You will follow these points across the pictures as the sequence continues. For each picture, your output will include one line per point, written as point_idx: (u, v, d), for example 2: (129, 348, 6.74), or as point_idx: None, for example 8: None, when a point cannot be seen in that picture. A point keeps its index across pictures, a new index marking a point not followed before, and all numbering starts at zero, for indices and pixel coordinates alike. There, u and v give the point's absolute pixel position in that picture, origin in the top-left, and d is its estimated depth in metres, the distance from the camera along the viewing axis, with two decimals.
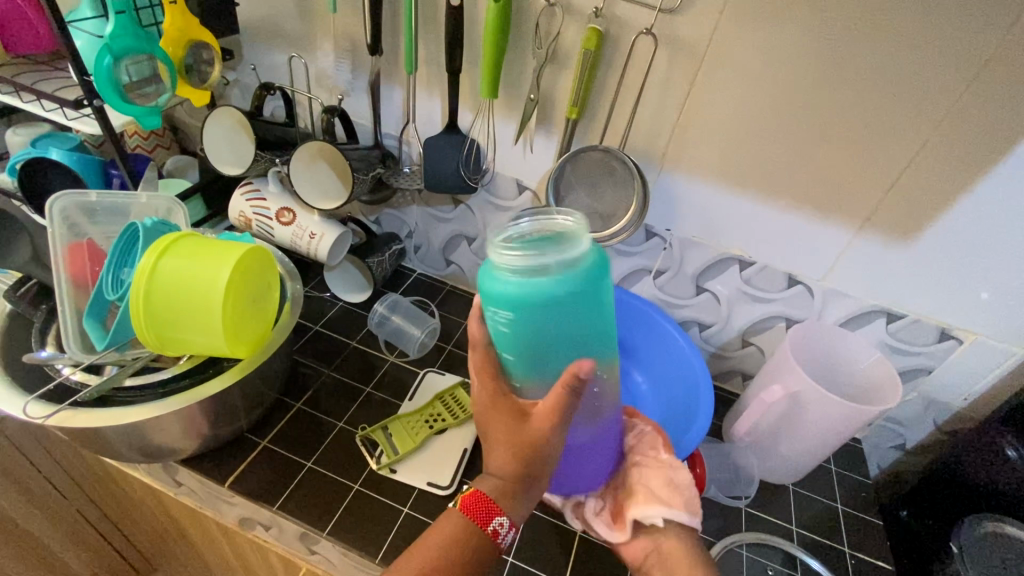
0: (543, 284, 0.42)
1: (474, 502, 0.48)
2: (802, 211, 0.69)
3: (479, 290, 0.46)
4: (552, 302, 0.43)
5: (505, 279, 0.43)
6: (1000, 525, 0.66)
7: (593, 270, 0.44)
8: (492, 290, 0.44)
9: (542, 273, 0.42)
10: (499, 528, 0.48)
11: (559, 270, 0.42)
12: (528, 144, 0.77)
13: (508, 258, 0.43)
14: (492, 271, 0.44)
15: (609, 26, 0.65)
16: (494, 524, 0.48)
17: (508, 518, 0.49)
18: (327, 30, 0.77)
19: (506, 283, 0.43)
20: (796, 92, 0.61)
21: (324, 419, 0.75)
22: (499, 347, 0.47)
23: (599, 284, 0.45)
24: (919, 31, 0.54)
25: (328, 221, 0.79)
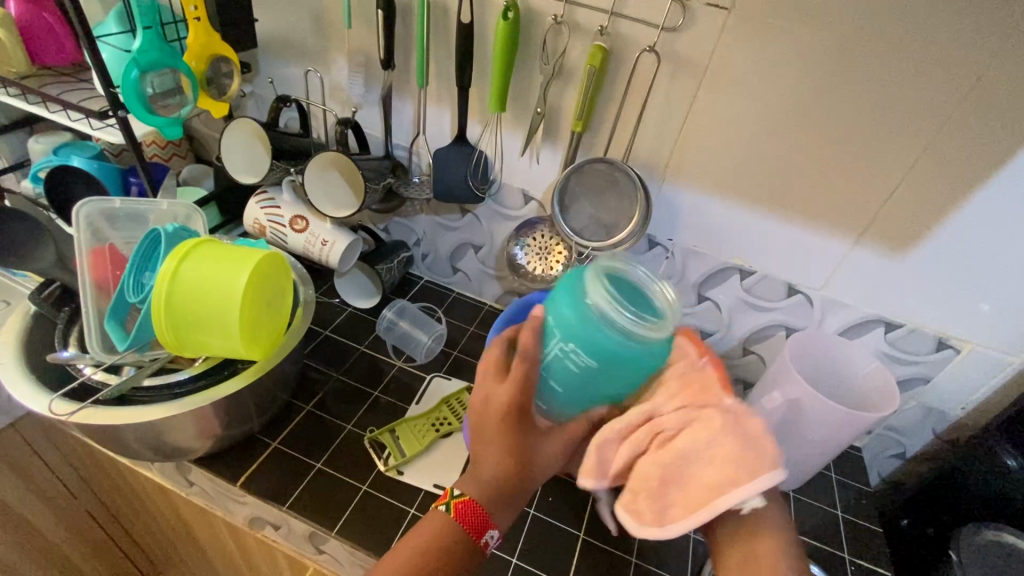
0: (619, 352, 0.44)
1: (468, 514, 0.51)
2: (801, 222, 0.71)
3: (556, 323, 0.47)
4: (613, 359, 0.45)
5: (582, 316, 0.45)
6: (1000, 534, 0.65)
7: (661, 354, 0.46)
8: (565, 319, 0.46)
9: (619, 335, 0.43)
10: (489, 540, 0.52)
11: (630, 342, 0.43)
12: (535, 155, 0.80)
13: (598, 300, 0.44)
14: (573, 300, 0.46)
15: (614, 43, 0.67)
16: (486, 537, 0.51)
17: (499, 531, 0.52)
18: (342, 45, 0.80)
19: (580, 322, 0.45)
20: (794, 108, 0.64)
21: (333, 422, 0.77)
22: (549, 375, 0.49)
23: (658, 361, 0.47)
24: (912, 50, 0.57)
25: (339, 229, 0.81)
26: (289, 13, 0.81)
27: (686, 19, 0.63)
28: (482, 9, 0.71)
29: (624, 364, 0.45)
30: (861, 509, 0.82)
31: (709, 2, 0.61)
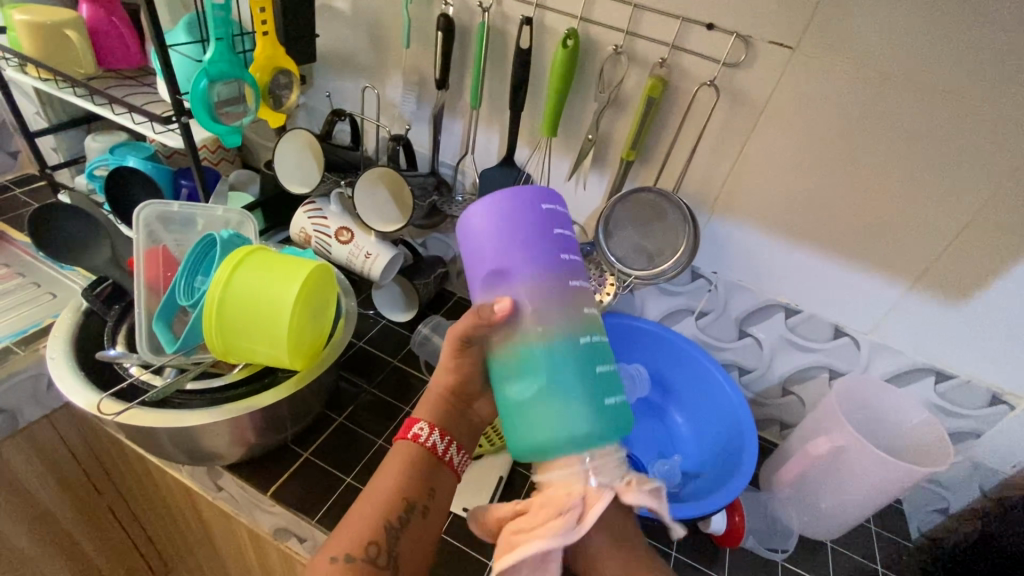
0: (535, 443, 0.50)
1: (408, 429, 0.57)
2: (851, 264, 0.70)
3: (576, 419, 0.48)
4: (533, 443, 0.49)
5: (578, 439, 0.48)
6: None
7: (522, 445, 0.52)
8: (579, 426, 0.48)
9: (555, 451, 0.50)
10: (420, 431, 0.57)
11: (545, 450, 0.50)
12: (581, 181, 0.80)
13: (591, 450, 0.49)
14: (598, 432, 0.48)
15: (672, 75, 0.67)
16: (415, 428, 0.57)
17: (425, 421, 0.57)
18: (398, 64, 0.82)
19: (574, 438, 0.48)
20: (854, 150, 0.63)
21: (363, 436, 0.76)
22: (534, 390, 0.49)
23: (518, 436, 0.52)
24: (986, 99, 0.55)
25: (383, 243, 0.81)
26: (350, 29, 0.83)
27: (748, 55, 0.63)
28: (540, 36, 0.71)
29: (527, 448, 0.50)
30: (900, 565, 0.79)
31: (773, 41, 0.61)
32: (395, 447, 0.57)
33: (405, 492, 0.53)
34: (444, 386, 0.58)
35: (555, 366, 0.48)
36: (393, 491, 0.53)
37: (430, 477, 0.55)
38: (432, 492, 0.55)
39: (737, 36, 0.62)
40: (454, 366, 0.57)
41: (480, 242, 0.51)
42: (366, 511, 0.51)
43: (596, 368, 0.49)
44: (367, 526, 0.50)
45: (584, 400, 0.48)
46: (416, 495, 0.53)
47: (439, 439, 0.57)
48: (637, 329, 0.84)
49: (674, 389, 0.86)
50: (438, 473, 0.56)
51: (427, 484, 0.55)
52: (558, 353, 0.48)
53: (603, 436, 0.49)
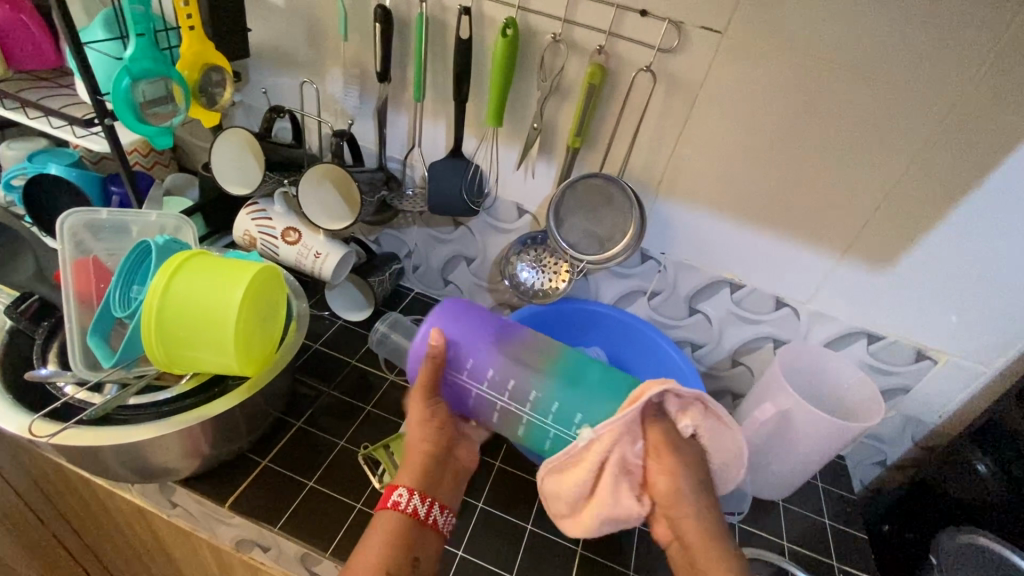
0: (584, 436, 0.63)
1: (387, 493, 0.58)
2: (787, 238, 0.74)
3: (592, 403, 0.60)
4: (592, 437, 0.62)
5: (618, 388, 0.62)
6: (974, 537, 0.67)
7: None
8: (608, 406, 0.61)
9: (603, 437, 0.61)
10: (399, 498, 0.57)
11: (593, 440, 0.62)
12: (530, 170, 0.80)
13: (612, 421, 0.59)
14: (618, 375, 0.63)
15: (611, 62, 0.68)
16: (394, 496, 0.57)
17: (405, 488, 0.58)
18: (336, 57, 0.80)
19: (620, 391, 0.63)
20: (784, 130, 0.66)
21: (325, 438, 0.75)
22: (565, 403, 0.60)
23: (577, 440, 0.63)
24: (896, 76, 0.60)
25: (332, 242, 0.79)
26: (284, 23, 0.80)
27: (681, 41, 0.65)
28: (480, 25, 0.71)
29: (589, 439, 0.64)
30: (846, 516, 0.84)
31: (703, 26, 0.63)
32: (377, 512, 0.57)
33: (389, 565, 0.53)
34: (422, 443, 0.61)
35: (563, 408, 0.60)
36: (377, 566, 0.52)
37: (412, 542, 0.56)
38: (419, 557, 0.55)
39: (669, 22, 0.64)
40: (431, 418, 0.61)
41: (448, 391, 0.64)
42: None
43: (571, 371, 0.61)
44: None
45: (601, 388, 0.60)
46: (400, 567, 0.53)
47: (420, 502, 0.57)
48: (594, 312, 0.86)
49: (634, 370, 0.88)
50: (420, 536, 0.57)
51: (413, 551, 0.55)
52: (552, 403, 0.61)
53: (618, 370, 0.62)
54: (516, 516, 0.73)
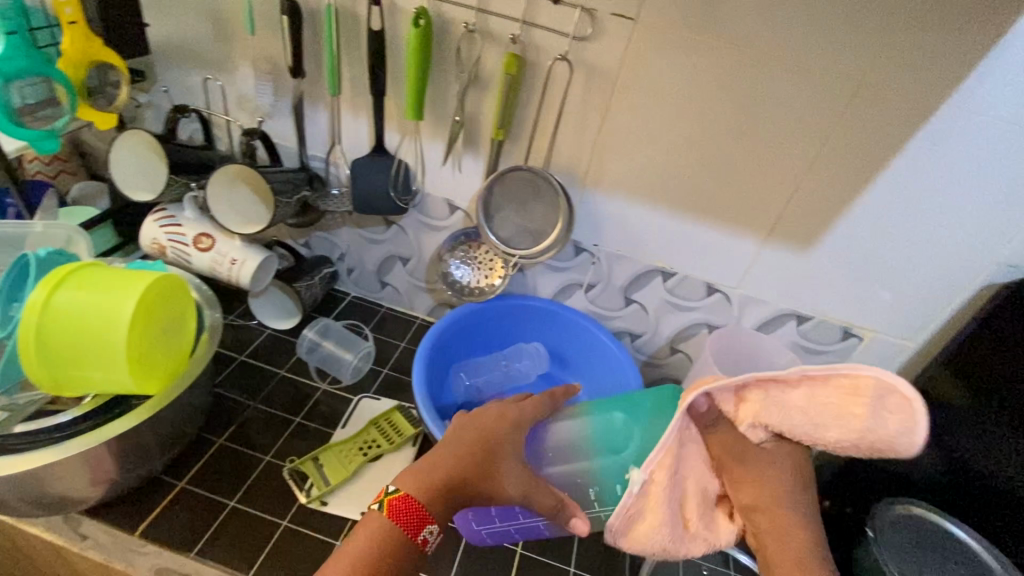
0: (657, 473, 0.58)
1: (403, 507, 0.49)
2: (714, 224, 0.74)
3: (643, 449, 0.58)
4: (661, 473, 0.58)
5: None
6: (909, 507, 0.69)
7: None
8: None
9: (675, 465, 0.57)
10: (428, 536, 0.50)
11: None
12: (456, 165, 0.78)
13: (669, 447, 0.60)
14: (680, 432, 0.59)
15: (528, 51, 0.67)
16: (425, 533, 0.50)
17: (438, 526, 0.50)
18: (246, 52, 0.75)
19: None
20: (702, 116, 0.67)
21: (249, 454, 0.71)
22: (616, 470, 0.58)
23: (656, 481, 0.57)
24: (801, 60, 0.61)
25: (250, 246, 0.75)
26: (188, 18, 0.75)
27: (595, 29, 0.64)
28: (393, 15, 0.68)
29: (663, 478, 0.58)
30: None
31: (615, 13, 0.63)
32: (381, 515, 0.49)
33: None
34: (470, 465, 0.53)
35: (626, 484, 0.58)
36: None
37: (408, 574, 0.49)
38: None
39: (581, 9, 0.63)
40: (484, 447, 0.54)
41: (473, 522, 0.65)
42: None
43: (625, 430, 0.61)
44: None
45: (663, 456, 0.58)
46: None
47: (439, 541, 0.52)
48: (531, 307, 0.84)
49: (575, 362, 0.87)
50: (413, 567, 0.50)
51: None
52: (615, 485, 0.58)
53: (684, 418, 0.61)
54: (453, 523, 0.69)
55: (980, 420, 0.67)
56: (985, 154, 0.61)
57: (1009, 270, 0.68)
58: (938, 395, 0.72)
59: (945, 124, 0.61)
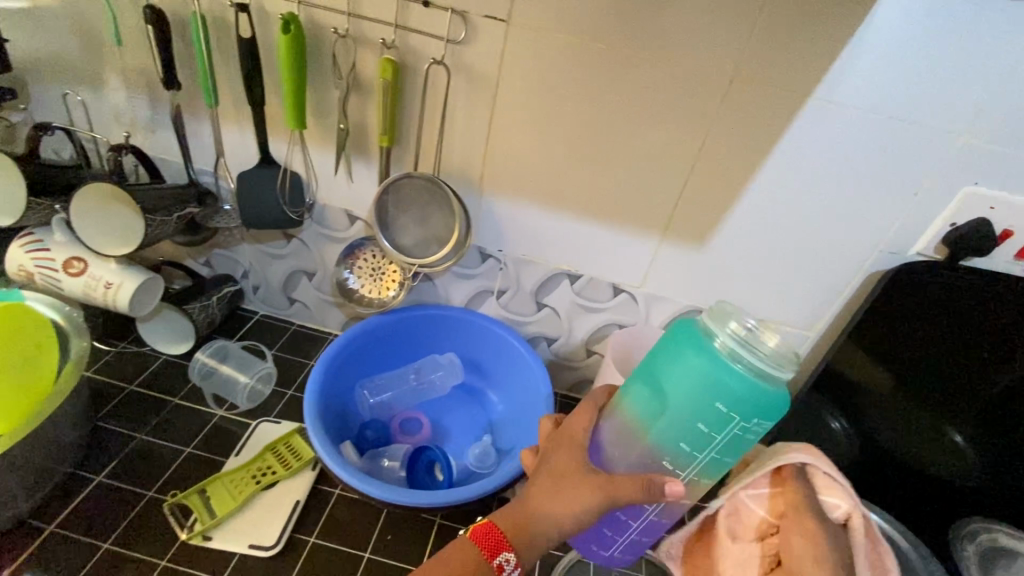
0: (737, 391, 0.45)
1: (484, 530, 0.52)
2: (612, 225, 0.74)
3: (695, 388, 0.47)
4: (737, 398, 0.46)
5: (740, 387, 0.45)
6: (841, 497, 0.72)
7: (775, 396, 0.46)
8: (733, 406, 0.46)
9: (750, 369, 0.45)
10: (505, 564, 0.51)
11: (753, 369, 0.45)
12: (349, 174, 0.75)
13: (735, 347, 0.46)
14: (707, 362, 0.46)
15: (404, 56, 0.65)
16: (501, 559, 0.51)
17: (515, 555, 0.51)
18: (115, 64, 0.71)
19: (761, 395, 0.45)
20: (585, 117, 0.66)
21: (131, 489, 0.66)
22: (688, 423, 0.48)
23: (754, 406, 0.46)
24: (670, 58, 0.61)
25: (128, 268, 0.71)
26: (49, 29, 0.71)
27: (468, 32, 0.63)
28: (263, 22, 0.66)
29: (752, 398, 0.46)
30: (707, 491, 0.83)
31: (486, 15, 0.61)
32: (465, 536, 0.52)
33: None
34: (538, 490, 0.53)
35: (687, 438, 0.49)
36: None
37: None
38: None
39: (452, 12, 0.62)
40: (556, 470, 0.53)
41: (593, 548, 0.61)
42: None
43: (660, 385, 0.49)
44: None
45: (708, 397, 0.47)
46: None
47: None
48: (439, 317, 0.82)
49: (490, 370, 0.85)
50: None
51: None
52: (679, 443, 0.50)
53: (713, 340, 0.47)
54: (352, 547, 0.65)
55: (905, 410, 0.75)
56: (856, 145, 0.63)
57: (890, 257, 0.69)
58: (863, 382, 0.76)
59: (814, 117, 0.62)
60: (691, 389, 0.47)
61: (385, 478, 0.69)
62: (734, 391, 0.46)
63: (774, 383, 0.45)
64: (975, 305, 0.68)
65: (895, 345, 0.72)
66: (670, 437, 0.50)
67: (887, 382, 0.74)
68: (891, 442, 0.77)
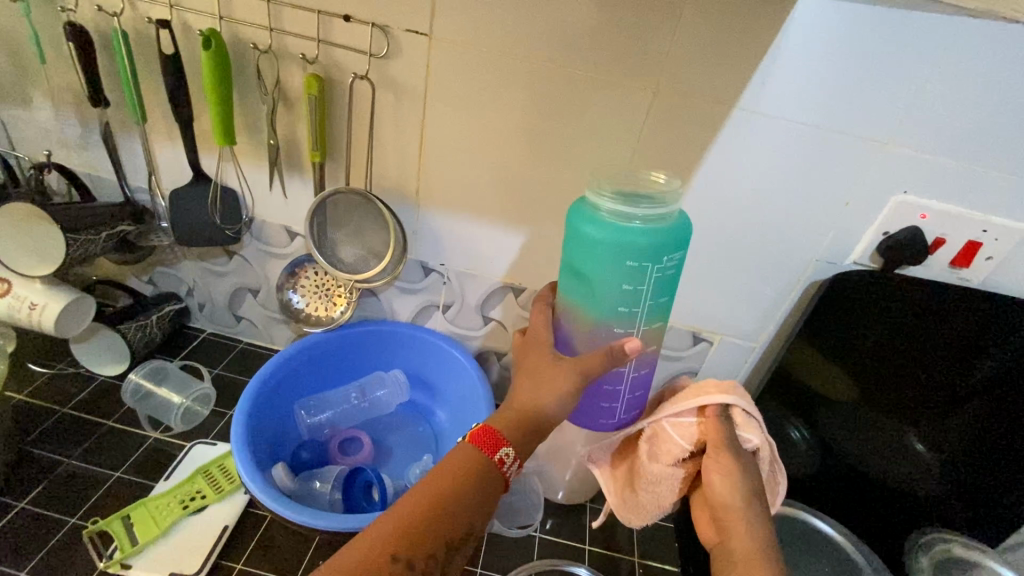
0: (640, 241, 0.50)
1: (481, 432, 0.51)
2: (551, 236, 0.73)
3: (605, 254, 0.51)
4: (642, 247, 0.50)
5: (640, 239, 0.50)
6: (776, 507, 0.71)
7: (676, 231, 0.51)
8: (642, 257, 0.51)
9: (639, 219, 0.51)
10: (505, 458, 0.51)
11: (646, 218, 0.51)
12: (284, 189, 0.74)
13: (617, 207, 0.51)
14: (604, 229, 0.51)
15: (329, 70, 0.64)
16: (501, 454, 0.51)
17: (513, 448, 0.51)
18: (41, 82, 0.70)
19: (661, 238, 0.51)
20: (515, 129, 0.66)
21: (51, 515, 0.64)
22: (614, 287, 0.52)
23: (662, 249, 0.51)
24: (593, 71, 0.60)
25: (55, 289, 0.69)
26: None
27: (391, 47, 0.62)
28: (187, 38, 0.65)
29: (653, 242, 0.50)
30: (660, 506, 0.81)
31: (408, 29, 0.61)
32: (465, 442, 0.51)
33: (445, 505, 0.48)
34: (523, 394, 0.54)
35: (622, 300, 0.53)
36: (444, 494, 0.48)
37: (484, 492, 0.49)
38: (469, 529, 0.49)
39: (374, 26, 0.61)
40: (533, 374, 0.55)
41: (601, 423, 0.59)
42: (386, 531, 0.46)
43: (581, 268, 0.54)
44: (378, 552, 0.45)
45: (619, 259, 0.51)
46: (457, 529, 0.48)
47: (519, 469, 0.52)
48: (382, 332, 0.81)
49: (437, 385, 0.84)
50: (492, 485, 0.50)
51: (475, 511, 0.49)
52: (618, 308, 0.54)
53: (602, 211, 0.52)
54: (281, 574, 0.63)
55: (869, 418, 0.73)
56: (784, 156, 0.62)
57: (829, 266, 0.69)
58: (826, 392, 0.74)
59: (741, 128, 0.61)
60: (601, 257, 0.52)
61: (315, 502, 0.68)
62: (638, 242, 0.50)
63: (670, 219, 0.51)
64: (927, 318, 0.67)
65: (855, 356, 0.71)
66: (607, 306, 0.54)
67: (852, 392, 0.73)
68: (851, 451, 0.76)
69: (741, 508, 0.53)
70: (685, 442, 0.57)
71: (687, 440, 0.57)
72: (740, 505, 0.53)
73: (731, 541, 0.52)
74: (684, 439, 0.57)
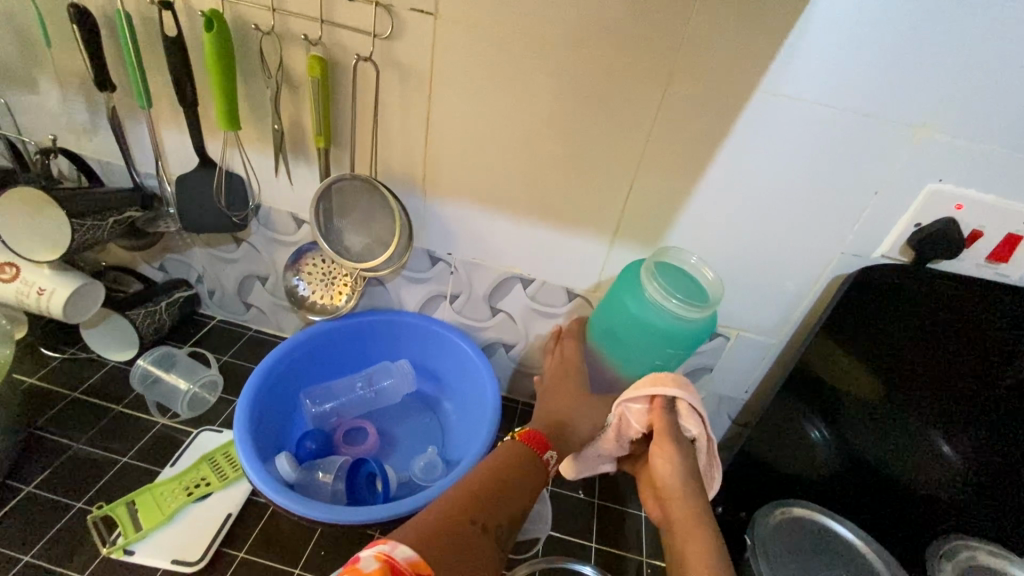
0: (668, 324, 0.62)
1: (530, 435, 0.60)
2: (560, 225, 0.70)
3: (642, 323, 0.63)
4: (668, 328, 0.62)
5: (679, 330, 0.62)
6: (784, 510, 0.67)
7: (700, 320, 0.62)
8: (663, 336, 0.63)
9: (675, 305, 0.60)
10: (550, 459, 0.60)
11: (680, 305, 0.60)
12: (289, 175, 0.73)
13: (656, 289, 0.61)
14: (647, 307, 0.62)
15: (333, 52, 0.63)
16: (548, 455, 0.59)
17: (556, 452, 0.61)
18: (48, 66, 0.70)
19: (696, 330, 0.62)
20: (525, 113, 0.63)
21: (58, 499, 0.64)
22: (638, 353, 0.65)
23: (682, 334, 0.62)
24: (607, 51, 0.57)
25: (63, 274, 0.69)
26: None
27: (395, 27, 0.60)
28: (189, 20, 0.64)
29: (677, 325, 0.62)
30: None
31: (412, 8, 0.59)
32: (514, 439, 0.59)
33: (511, 476, 0.54)
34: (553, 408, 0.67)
35: (647, 363, 0.65)
36: (509, 471, 0.55)
37: (536, 477, 0.57)
38: (525, 510, 0.54)
39: (377, 5, 0.59)
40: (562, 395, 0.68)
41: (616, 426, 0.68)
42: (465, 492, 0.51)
43: (617, 331, 0.67)
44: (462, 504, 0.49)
45: (646, 334, 0.63)
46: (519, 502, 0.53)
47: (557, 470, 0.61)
48: (388, 322, 0.80)
49: (444, 376, 0.82)
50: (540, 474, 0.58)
51: (528, 494, 0.55)
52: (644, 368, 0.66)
53: (648, 290, 0.62)
54: (283, 562, 0.63)
55: (897, 419, 0.69)
56: (808, 142, 0.59)
57: (854, 260, 0.65)
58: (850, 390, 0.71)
59: (763, 111, 0.58)
60: (624, 328, 0.66)
61: (318, 492, 0.67)
62: (664, 324, 0.62)
63: (702, 308, 0.61)
64: (960, 317, 0.63)
65: (881, 350, 0.67)
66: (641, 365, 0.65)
67: (878, 389, 0.69)
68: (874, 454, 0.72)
69: (680, 493, 0.58)
70: (637, 423, 0.61)
71: (639, 421, 0.61)
72: (680, 488, 0.58)
73: (669, 518, 0.58)
74: (635, 420, 0.61)
